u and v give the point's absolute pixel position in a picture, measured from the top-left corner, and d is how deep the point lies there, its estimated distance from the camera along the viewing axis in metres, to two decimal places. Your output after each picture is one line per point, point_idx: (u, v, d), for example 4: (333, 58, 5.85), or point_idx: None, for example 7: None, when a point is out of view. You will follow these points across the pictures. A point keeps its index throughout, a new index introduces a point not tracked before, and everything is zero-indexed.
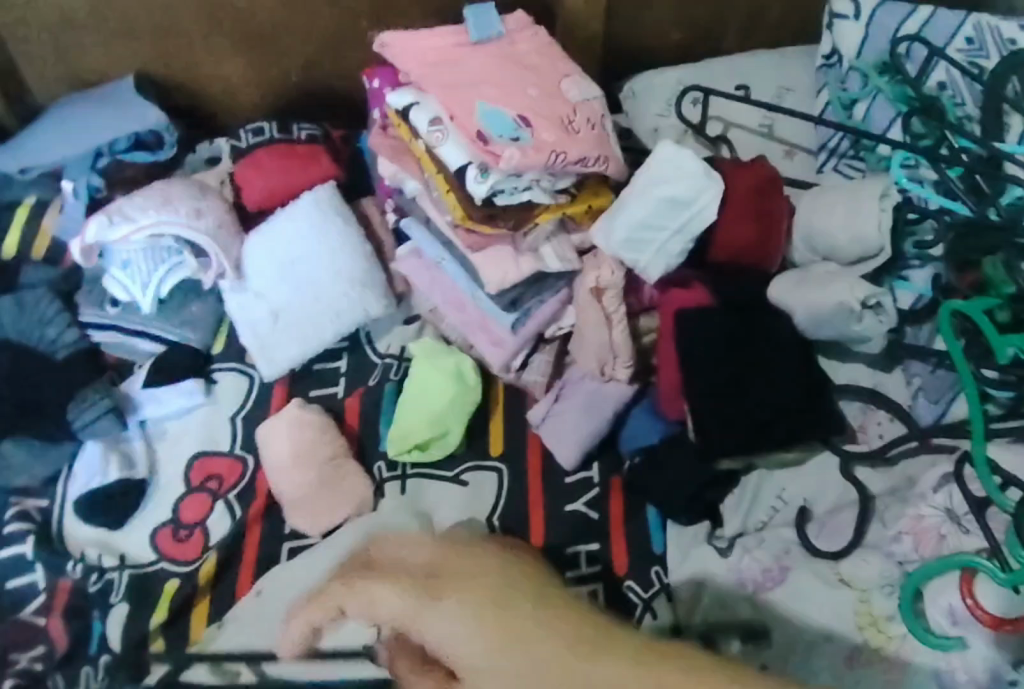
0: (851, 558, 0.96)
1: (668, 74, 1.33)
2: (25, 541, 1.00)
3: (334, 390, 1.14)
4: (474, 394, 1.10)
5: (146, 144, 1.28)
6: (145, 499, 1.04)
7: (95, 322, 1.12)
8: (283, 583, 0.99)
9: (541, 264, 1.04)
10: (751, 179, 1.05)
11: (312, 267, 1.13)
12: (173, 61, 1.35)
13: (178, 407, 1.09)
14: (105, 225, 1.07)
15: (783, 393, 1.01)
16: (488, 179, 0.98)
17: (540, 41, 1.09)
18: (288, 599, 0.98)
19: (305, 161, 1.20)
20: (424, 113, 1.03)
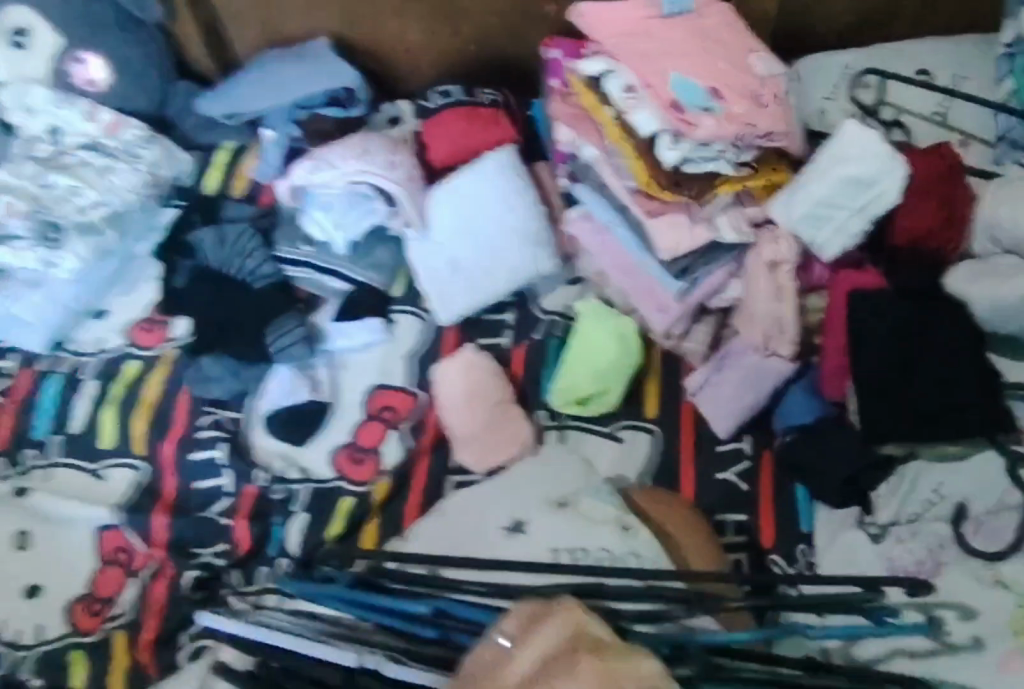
0: (1010, 560, 0.95)
1: (839, 57, 1.32)
2: (217, 447, 1.12)
3: (499, 342, 1.19)
4: (637, 357, 1.13)
5: (338, 100, 1.35)
6: (325, 423, 1.12)
7: (290, 259, 1.21)
8: (463, 507, 1.02)
9: (716, 235, 1.07)
10: (937, 165, 1.06)
11: (492, 223, 1.18)
12: (365, 22, 1.43)
13: (362, 341, 1.16)
14: (311, 169, 1.16)
15: (952, 384, 1.01)
16: (680, 147, 1.02)
17: (730, 18, 1.11)
18: (464, 523, 1.01)
19: (487, 123, 1.26)
20: (616, 83, 1.07)
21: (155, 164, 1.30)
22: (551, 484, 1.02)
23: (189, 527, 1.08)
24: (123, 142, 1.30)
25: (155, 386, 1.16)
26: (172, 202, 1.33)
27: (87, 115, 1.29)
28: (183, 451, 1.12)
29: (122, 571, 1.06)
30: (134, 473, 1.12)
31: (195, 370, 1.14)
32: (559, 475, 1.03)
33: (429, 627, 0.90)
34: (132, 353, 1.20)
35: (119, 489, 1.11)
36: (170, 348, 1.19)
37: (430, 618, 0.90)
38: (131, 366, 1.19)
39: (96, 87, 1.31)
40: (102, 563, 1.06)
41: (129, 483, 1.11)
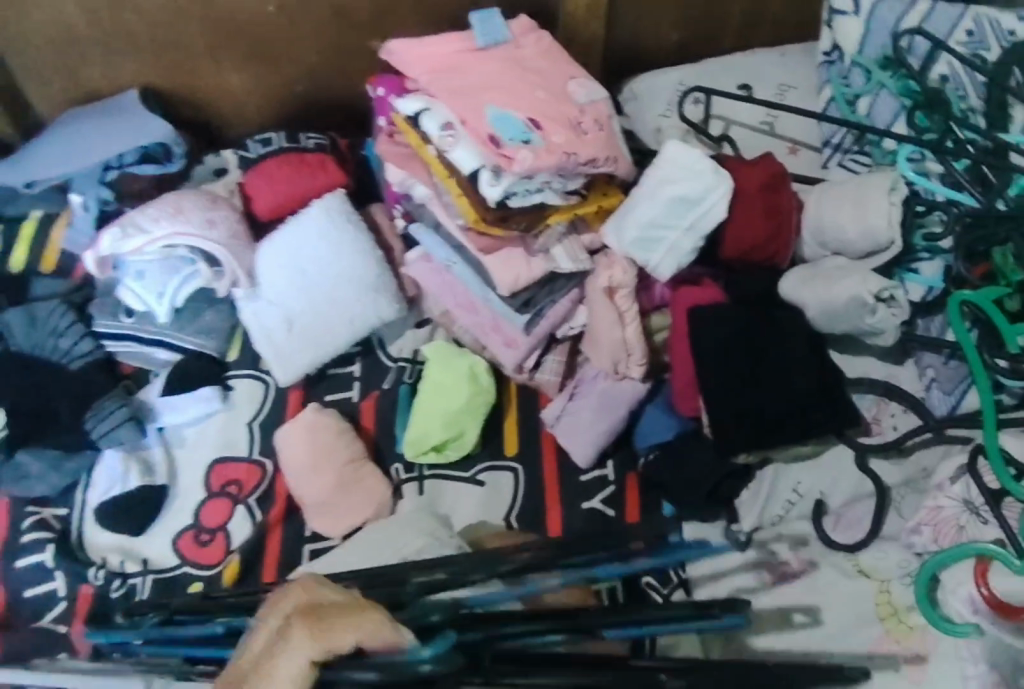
0: (868, 550, 0.99)
1: (667, 76, 1.35)
2: (46, 549, 1.03)
3: (348, 395, 1.15)
4: (487, 396, 1.11)
5: (153, 157, 1.28)
6: (163, 507, 1.06)
7: (111, 332, 1.13)
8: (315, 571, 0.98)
9: (553, 265, 1.06)
10: (760, 175, 1.06)
11: (326, 273, 1.13)
12: (179, 74, 1.36)
13: (196, 414, 1.11)
14: (118, 237, 1.08)
15: (795, 387, 1.01)
16: (502, 183, 0.98)
17: (546, 46, 1.10)
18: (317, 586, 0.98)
19: (314, 169, 1.20)
20: (433, 120, 1.03)
21: None
22: (394, 546, 0.97)
23: (19, 641, 0.98)
24: None
25: None
26: None
27: None
28: (7, 559, 1.03)
29: None
30: None
31: (11, 467, 1.05)
32: (406, 534, 0.98)
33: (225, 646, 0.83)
34: None
35: None
36: None
37: (224, 637, 0.83)
38: None
39: None
40: None
41: None
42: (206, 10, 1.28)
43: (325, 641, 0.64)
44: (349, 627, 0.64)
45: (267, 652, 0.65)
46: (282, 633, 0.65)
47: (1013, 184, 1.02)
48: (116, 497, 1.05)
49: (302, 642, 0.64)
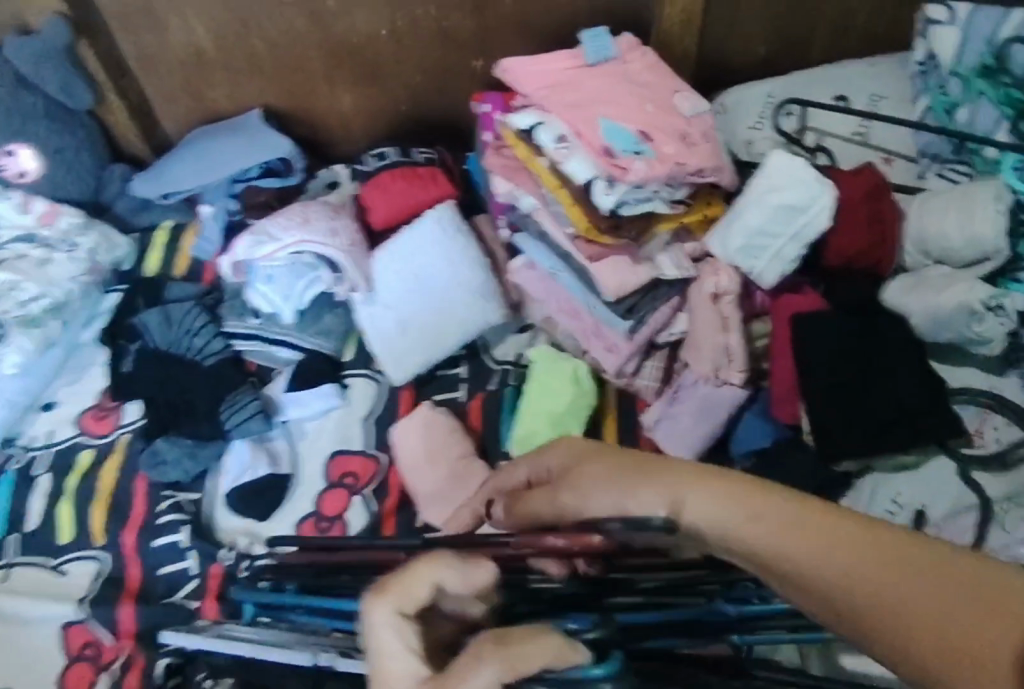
0: None
1: (759, 87, 1.40)
2: (180, 530, 1.11)
3: (455, 396, 1.20)
4: (590, 397, 1.15)
5: (275, 170, 1.37)
6: (287, 495, 1.13)
7: (239, 332, 1.22)
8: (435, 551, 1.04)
9: (658, 272, 1.10)
10: (862, 186, 1.09)
11: (440, 279, 1.21)
12: (295, 92, 1.45)
13: (317, 409, 1.18)
14: (252, 244, 1.18)
15: (900, 393, 1.02)
16: (615, 191, 1.02)
17: (651, 62, 1.15)
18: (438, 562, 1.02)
19: (425, 181, 1.28)
20: (547, 132, 1.08)
21: (94, 251, 1.29)
22: None
23: (158, 612, 1.06)
24: (58, 231, 1.28)
25: (111, 473, 1.15)
26: (114, 287, 1.33)
27: (20, 207, 1.28)
28: (146, 538, 1.11)
29: (91, 667, 1.04)
30: (95, 565, 1.10)
31: (150, 454, 1.14)
32: None
33: (369, 625, 0.90)
34: (83, 442, 1.18)
35: (83, 583, 1.09)
36: (123, 433, 1.18)
37: (367, 617, 0.90)
38: (86, 454, 1.17)
39: (28, 178, 1.30)
40: (70, 659, 1.04)
41: (92, 575, 1.10)
42: (325, 34, 1.37)
43: (519, 668, 0.53)
44: (536, 651, 0.54)
45: (437, 677, 0.54)
46: (458, 655, 0.54)
47: None
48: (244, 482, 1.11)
49: (490, 670, 0.53)
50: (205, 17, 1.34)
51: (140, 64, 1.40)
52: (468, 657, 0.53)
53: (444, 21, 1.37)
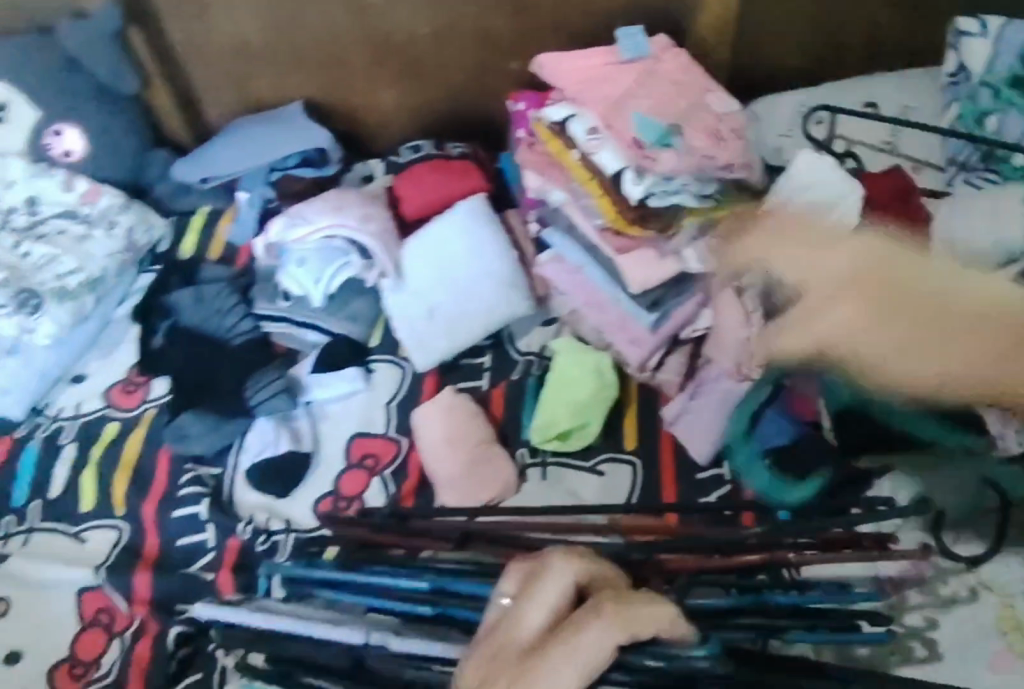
0: (992, 562, 1.01)
1: (790, 97, 1.39)
2: (199, 502, 1.13)
3: (478, 384, 1.22)
4: (612, 390, 1.16)
5: (311, 161, 1.40)
6: (307, 473, 1.15)
7: (269, 313, 1.24)
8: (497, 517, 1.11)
9: (684, 266, 1.10)
10: (887, 187, 1.12)
11: (468, 269, 1.22)
12: (334, 82, 1.47)
13: (341, 390, 1.19)
14: (287, 225, 1.21)
15: (927, 393, 1.04)
16: (644, 182, 1.05)
17: (685, 63, 1.15)
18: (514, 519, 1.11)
19: (459, 174, 1.30)
20: (579, 126, 1.11)
21: (131, 230, 1.34)
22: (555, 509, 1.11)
23: (173, 583, 1.08)
24: (100, 210, 1.33)
25: (137, 442, 1.19)
26: (149, 267, 1.38)
27: (64, 185, 1.32)
28: (165, 508, 1.13)
29: (104, 633, 1.06)
30: (115, 533, 1.13)
31: (175, 428, 1.16)
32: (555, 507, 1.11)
33: (429, 605, 0.96)
34: (111, 414, 1.22)
35: (101, 549, 1.12)
36: (149, 407, 1.22)
37: (429, 595, 0.97)
38: (112, 426, 1.21)
39: (73, 157, 1.34)
40: (84, 624, 1.06)
41: (111, 544, 1.12)
42: (367, 29, 1.40)
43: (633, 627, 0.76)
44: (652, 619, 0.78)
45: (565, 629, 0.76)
46: (591, 609, 0.77)
47: None
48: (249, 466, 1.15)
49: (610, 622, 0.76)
50: (255, 9, 1.38)
51: (186, 51, 1.43)
52: (593, 610, 0.77)
53: (482, 20, 1.40)
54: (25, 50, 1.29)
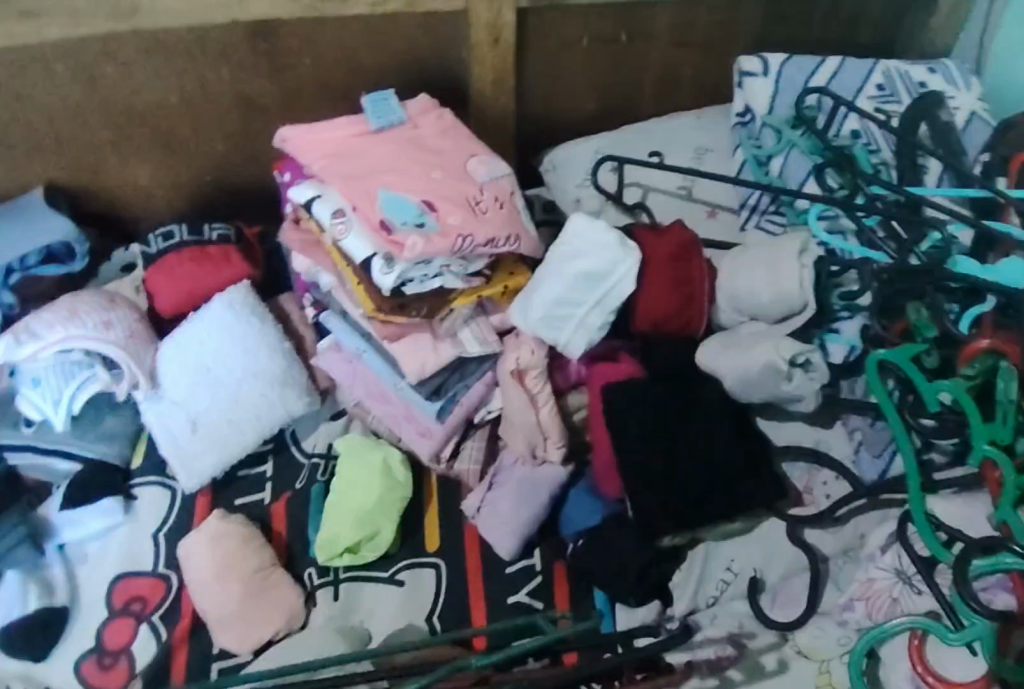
0: (806, 630, 0.97)
1: (585, 144, 1.31)
2: None
3: (260, 498, 1.09)
4: (403, 488, 1.05)
5: (56, 257, 1.25)
6: (65, 629, 1.01)
7: (8, 445, 1.08)
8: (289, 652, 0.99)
9: (462, 350, 1.02)
10: (669, 245, 1.04)
11: (232, 370, 1.09)
12: (78, 166, 1.31)
13: (96, 528, 1.05)
14: (12, 344, 1.04)
15: (718, 462, 0.99)
16: (396, 269, 0.95)
17: (445, 126, 1.08)
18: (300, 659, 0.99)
19: (216, 262, 1.16)
20: (324, 207, 1.00)
21: None
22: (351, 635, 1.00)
23: None
24: None
25: None
26: None
27: None
28: None
29: None
30: None
31: None
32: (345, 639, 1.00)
33: None
34: None
35: None
36: None
37: None
38: None
39: None
40: None
41: None
42: (109, 103, 1.25)
43: None
44: None
45: None
46: None
47: (926, 238, 1.05)
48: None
49: None
50: None
51: None
52: None
53: (241, 85, 1.27)
54: None
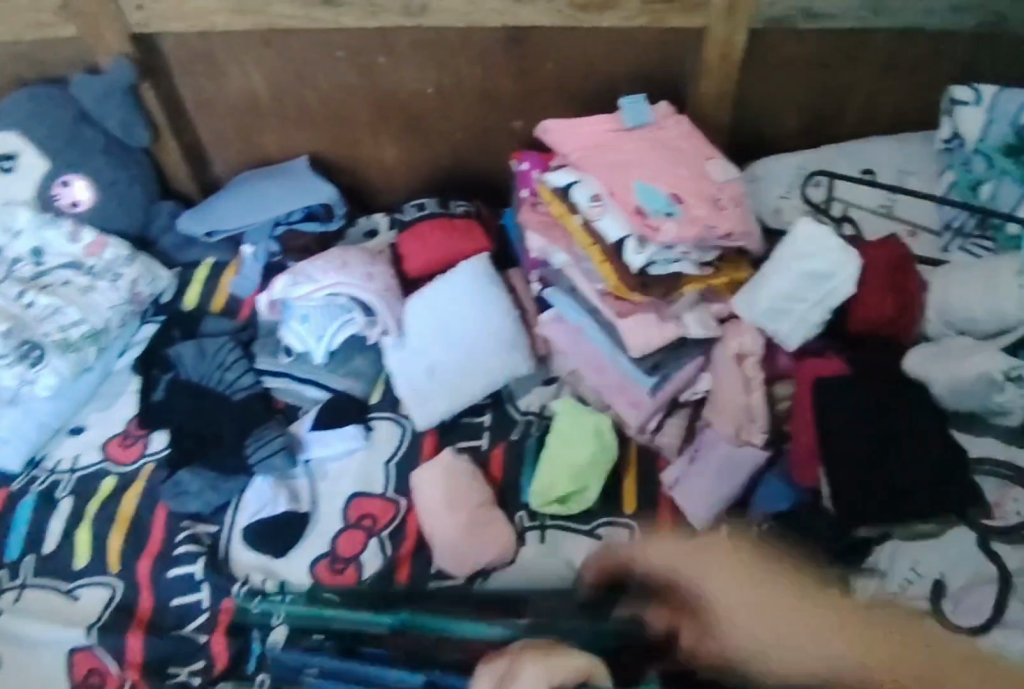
0: (994, 633, 0.96)
1: (789, 159, 1.38)
2: (196, 561, 1.11)
3: (477, 444, 1.21)
4: (612, 452, 1.16)
5: (316, 215, 1.41)
6: (303, 533, 1.13)
7: (270, 369, 1.24)
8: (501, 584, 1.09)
9: (684, 331, 1.11)
10: (883, 259, 1.12)
11: (468, 329, 1.22)
12: (338, 143, 1.50)
13: (340, 449, 1.19)
14: (292, 283, 1.21)
15: (924, 461, 1.05)
16: (646, 250, 1.07)
17: (685, 129, 1.18)
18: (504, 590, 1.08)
19: (462, 234, 1.31)
20: (583, 192, 1.13)
21: (136, 282, 1.33)
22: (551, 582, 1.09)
23: (166, 645, 1.07)
24: (104, 262, 1.33)
25: (133, 501, 1.17)
26: (152, 318, 1.38)
27: (70, 236, 1.32)
28: (160, 568, 1.12)
29: None
30: (108, 591, 1.12)
31: (172, 484, 1.15)
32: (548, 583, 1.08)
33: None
34: (109, 469, 1.21)
35: (91, 608, 1.10)
36: (148, 462, 1.21)
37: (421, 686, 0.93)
38: (109, 482, 1.20)
39: (80, 207, 1.35)
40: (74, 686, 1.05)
41: (104, 602, 1.11)
42: (374, 87, 1.42)
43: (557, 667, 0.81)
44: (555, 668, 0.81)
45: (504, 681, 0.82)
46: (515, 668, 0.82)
47: None
48: (248, 522, 1.13)
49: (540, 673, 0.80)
50: (264, 66, 1.40)
51: (198, 106, 1.46)
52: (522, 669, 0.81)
53: (487, 83, 1.41)
54: (41, 99, 1.31)
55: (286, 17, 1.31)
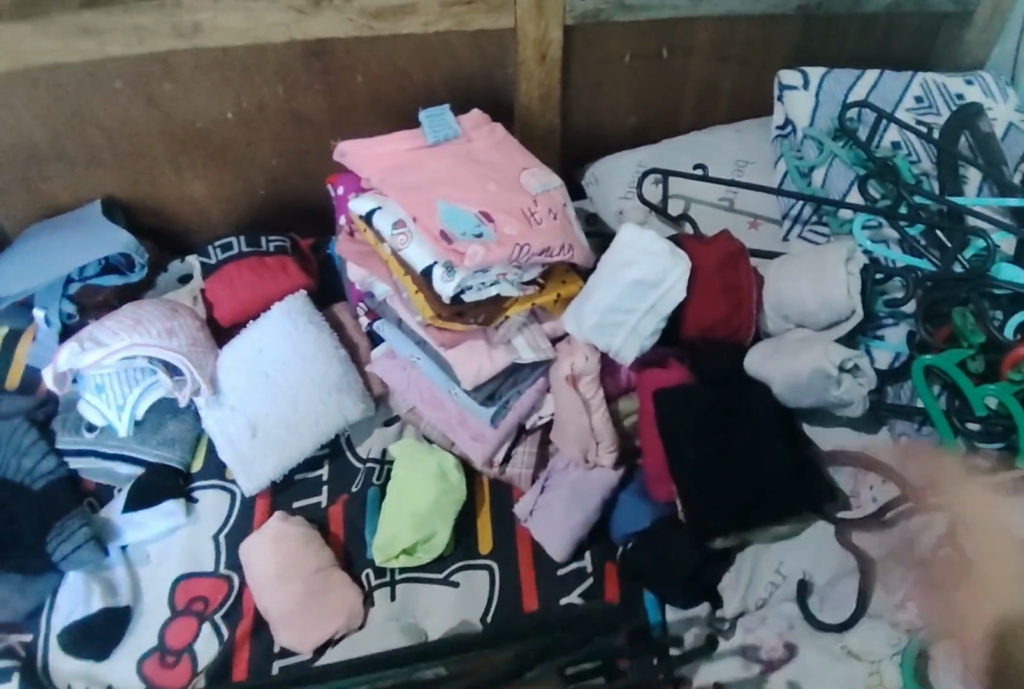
0: (856, 629, 0.97)
1: (628, 157, 1.32)
2: (11, 677, 0.99)
3: (317, 501, 1.12)
4: (458, 493, 1.08)
5: (115, 267, 1.29)
6: (127, 628, 1.03)
7: (71, 448, 1.12)
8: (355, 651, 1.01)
9: (515, 356, 1.05)
10: (715, 256, 1.06)
11: (289, 378, 1.12)
12: (138, 183, 1.37)
13: (160, 529, 1.09)
14: (77, 352, 1.08)
15: (768, 467, 1.01)
16: (456, 278, 0.98)
17: (497, 139, 1.11)
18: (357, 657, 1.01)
19: (274, 273, 1.20)
20: (386, 219, 1.04)
21: None
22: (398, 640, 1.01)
23: None
24: None
25: None
26: None
27: None
28: None
29: None
30: None
31: None
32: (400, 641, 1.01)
33: None
34: None
35: None
36: None
37: None
38: None
39: None
40: None
41: None
42: (167, 118, 1.29)
43: None
44: None
45: None
46: None
47: (969, 245, 1.06)
48: (64, 625, 1.03)
49: None
50: (36, 111, 1.25)
51: None
52: None
53: (291, 104, 1.30)
54: None
55: (43, 52, 1.19)
